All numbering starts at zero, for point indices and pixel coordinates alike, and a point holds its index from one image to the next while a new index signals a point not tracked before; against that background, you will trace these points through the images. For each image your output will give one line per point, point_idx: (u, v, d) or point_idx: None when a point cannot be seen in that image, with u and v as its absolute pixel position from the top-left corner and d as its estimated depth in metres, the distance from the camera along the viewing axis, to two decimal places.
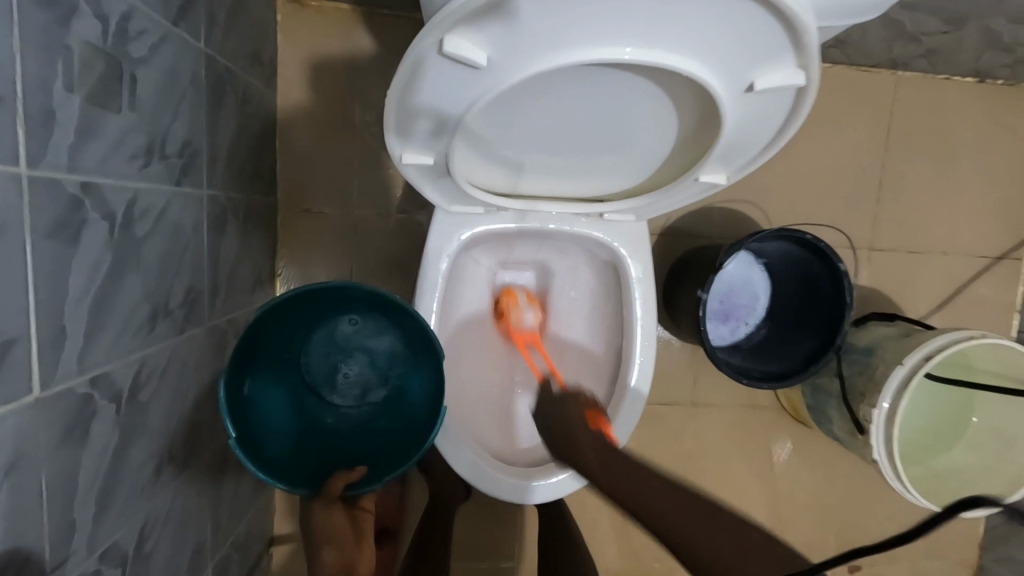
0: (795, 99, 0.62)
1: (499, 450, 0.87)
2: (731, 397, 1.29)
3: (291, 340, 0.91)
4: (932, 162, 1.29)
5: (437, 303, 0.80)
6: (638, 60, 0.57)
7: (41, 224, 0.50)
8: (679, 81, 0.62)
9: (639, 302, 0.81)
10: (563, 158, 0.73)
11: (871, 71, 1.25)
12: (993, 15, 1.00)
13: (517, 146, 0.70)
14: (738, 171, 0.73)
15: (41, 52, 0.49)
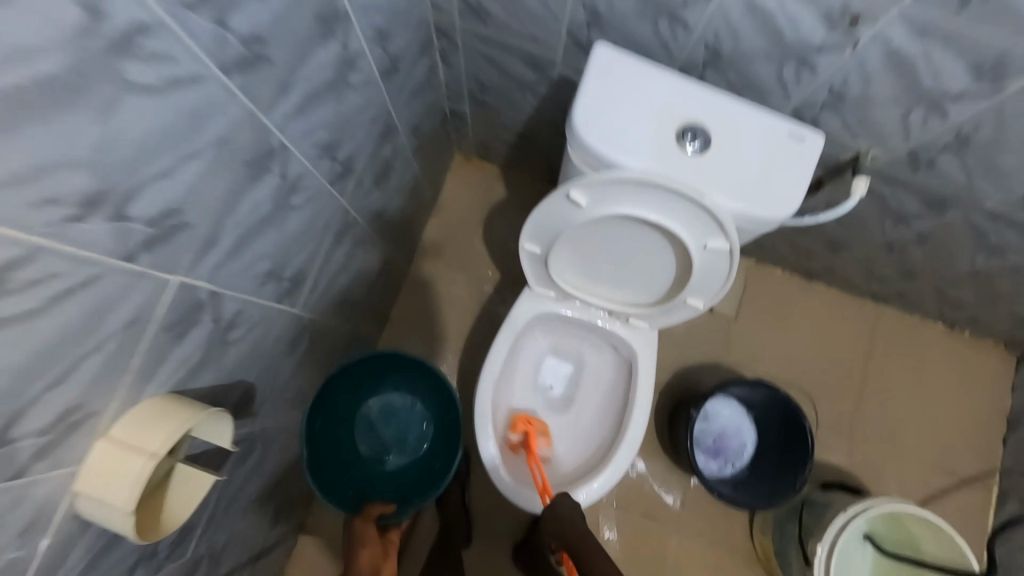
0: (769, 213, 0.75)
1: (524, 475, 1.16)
2: (710, 531, 1.47)
3: (364, 384, 1.20)
4: (906, 380, 1.59)
5: (505, 351, 1.16)
6: (625, 237, 0.89)
7: (335, 230, 0.96)
8: (656, 251, 0.90)
9: (643, 387, 1.15)
10: (599, 285, 1.04)
11: (858, 298, 1.63)
12: (938, 282, 1.38)
13: (568, 278, 1.04)
14: (713, 298, 0.92)
15: (370, 156, 1.00)
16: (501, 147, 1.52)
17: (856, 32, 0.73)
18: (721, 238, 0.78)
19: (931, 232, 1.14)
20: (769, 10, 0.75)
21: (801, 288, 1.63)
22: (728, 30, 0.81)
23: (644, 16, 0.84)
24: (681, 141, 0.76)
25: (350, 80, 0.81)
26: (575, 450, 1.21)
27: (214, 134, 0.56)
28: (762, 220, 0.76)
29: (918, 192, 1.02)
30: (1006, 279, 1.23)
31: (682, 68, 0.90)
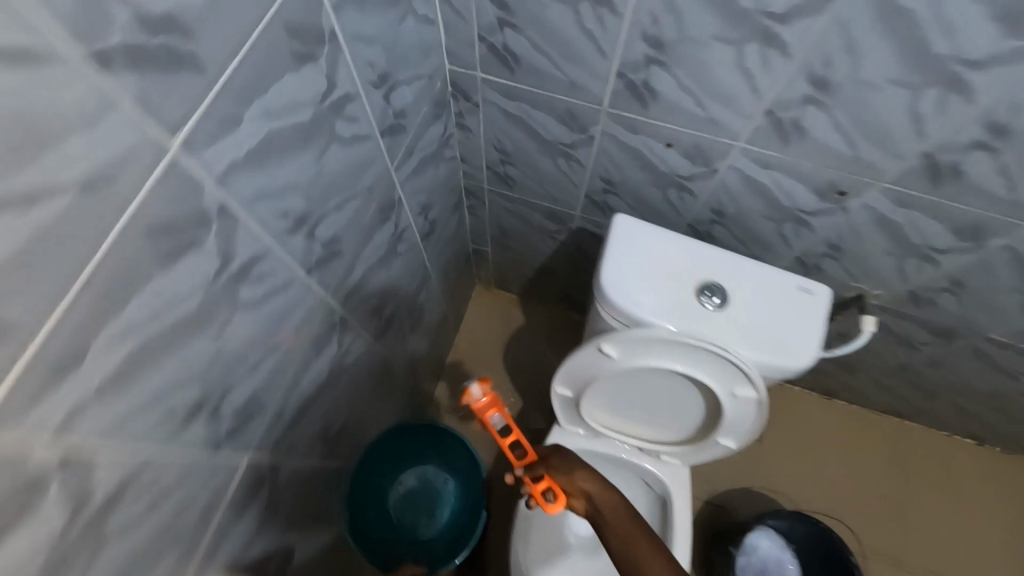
0: (789, 365, 0.81)
1: None
2: None
3: (389, 458, 1.06)
4: (944, 501, 1.54)
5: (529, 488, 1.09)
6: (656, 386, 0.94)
7: (374, 379, 1.01)
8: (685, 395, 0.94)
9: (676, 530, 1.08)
10: (629, 425, 1.07)
11: (881, 414, 1.62)
12: (958, 402, 1.38)
13: (599, 420, 1.07)
14: (744, 441, 0.95)
15: (407, 307, 1.08)
16: (520, 279, 1.61)
17: (846, 202, 0.83)
18: (747, 386, 0.82)
19: (943, 357, 1.18)
20: (766, 184, 0.86)
21: (822, 406, 1.63)
22: (730, 197, 0.92)
23: (654, 186, 0.95)
24: (701, 297, 0.83)
25: (396, 249, 0.90)
26: None
27: (293, 325, 0.63)
28: (784, 371, 0.81)
29: (923, 323, 1.08)
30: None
31: (690, 225, 1.01)
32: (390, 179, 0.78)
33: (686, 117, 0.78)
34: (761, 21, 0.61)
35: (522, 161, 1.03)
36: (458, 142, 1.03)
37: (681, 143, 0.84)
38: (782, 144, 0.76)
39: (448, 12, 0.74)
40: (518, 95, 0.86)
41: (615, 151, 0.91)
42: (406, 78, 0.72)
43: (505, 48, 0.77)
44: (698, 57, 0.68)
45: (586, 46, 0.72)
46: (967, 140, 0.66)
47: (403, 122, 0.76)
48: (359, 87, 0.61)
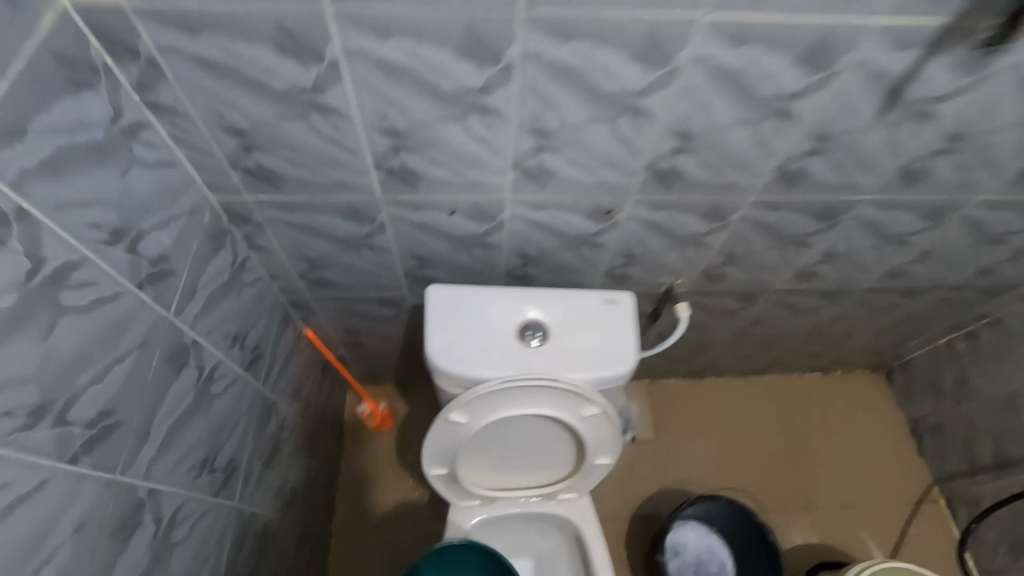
0: (617, 369, 0.88)
1: None
2: None
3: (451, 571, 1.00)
4: (820, 433, 1.74)
5: None
6: (526, 436, 0.94)
7: (232, 535, 0.91)
8: (554, 436, 0.96)
9: (597, 561, 1.08)
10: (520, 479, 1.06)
11: (747, 377, 1.81)
12: (792, 347, 1.58)
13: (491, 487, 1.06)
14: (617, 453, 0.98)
15: (254, 442, 1.00)
16: (389, 369, 1.57)
17: (614, 218, 0.94)
18: (587, 406, 0.88)
19: (757, 314, 1.36)
20: (548, 221, 0.95)
21: (700, 389, 1.79)
22: (526, 240, 1.00)
23: (459, 250, 1.01)
24: (525, 336, 0.87)
25: (212, 392, 0.84)
26: None
27: (69, 529, 0.55)
28: (616, 375, 0.88)
29: (727, 293, 1.23)
30: (834, 327, 1.46)
31: (508, 271, 1.08)
32: (174, 326, 0.74)
33: (451, 187, 0.85)
34: (468, 97, 0.69)
35: (330, 260, 1.03)
36: (260, 261, 1.01)
37: (461, 208, 0.90)
38: (540, 185, 0.85)
39: (188, 150, 0.74)
40: (296, 205, 0.87)
41: (410, 230, 0.95)
42: (157, 224, 0.70)
43: (261, 168, 0.79)
44: (435, 138, 0.75)
45: (334, 150, 0.76)
46: (670, 149, 0.79)
47: (169, 267, 0.73)
48: (88, 253, 0.58)
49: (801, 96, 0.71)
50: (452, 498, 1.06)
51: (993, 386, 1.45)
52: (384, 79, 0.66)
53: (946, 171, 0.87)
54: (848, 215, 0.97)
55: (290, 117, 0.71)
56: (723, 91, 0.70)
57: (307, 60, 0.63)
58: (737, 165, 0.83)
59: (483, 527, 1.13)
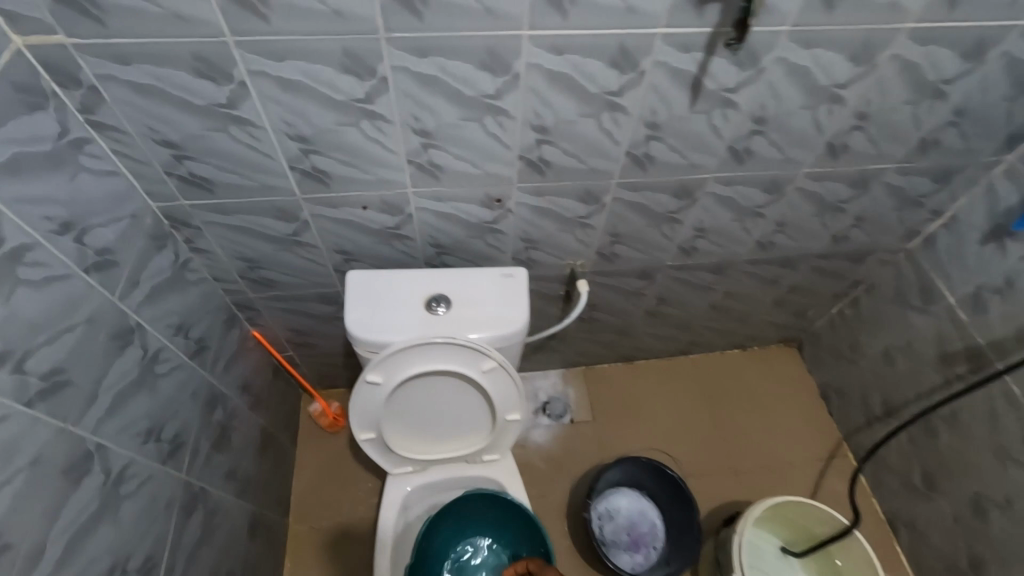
0: (511, 329, 1.03)
1: None
2: None
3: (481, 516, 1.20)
4: (743, 403, 1.88)
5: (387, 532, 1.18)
6: (441, 395, 1.09)
7: (181, 504, 1.02)
8: (467, 396, 1.10)
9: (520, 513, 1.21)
10: (446, 443, 1.20)
11: (674, 358, 1.96)
12: (705, 324, 1.76)
13: (422, 450, 1.19)
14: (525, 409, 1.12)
15: (201, 424, 1.12)
16: (339, 370, 1.69)
17: (505, 205, 1.11)
18: (487, 359, 1.02)
19: (661, 293, 1.53)
20: (450, 211, 1.11)
21: (631, 372, 1.93)
22: (436, 230, 1.16)
23: (379, 242, 1.17)
24: (430, 305, 1.02)
25: (157, 371, 0.97)
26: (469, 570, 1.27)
27: (24, 461, 0.67)
28: (510, 335, 1.03)
29: (627, 272, 1.41)
30: (734, 301, 1.64)
31: (426, 261, 1.24)
32: (119, 309, 0.87)
33: (359, 183, 1.01)
34: (357, 105, 0.86)
35: (266, 259, 1.17)
36: (203, 264, 1.15)
37: (372, 203, 1.06)
38: (434, 178, 1.03)
39: (130, 162, 0.89)
40: (228, 208, 1.02)
41: (332, 226, 1.11)
42: (102, 222, 0.84)
43: (194, 176, 0.94)
44: (337, 140, 0.92)
45: (254, 156, 0.93)
46: (533, 140, 0.97)
47: (114, 258, 0.87)
48: (40, 238, 0.72)
49: (623, 91, 0.90)
50: (387, 462, 1.19)
51: (874, 345, 1.62)
52: (286, 93, 0.83)
53: (765, 148, 1.07)
54: (701, 192, 1.16)
55: (213, 129, 0.87)
56: (560, 89, 0.88)
57: (219, 81, 0.80)
58: (592, 152, 1.01)
59: (418, 492, 1.25)
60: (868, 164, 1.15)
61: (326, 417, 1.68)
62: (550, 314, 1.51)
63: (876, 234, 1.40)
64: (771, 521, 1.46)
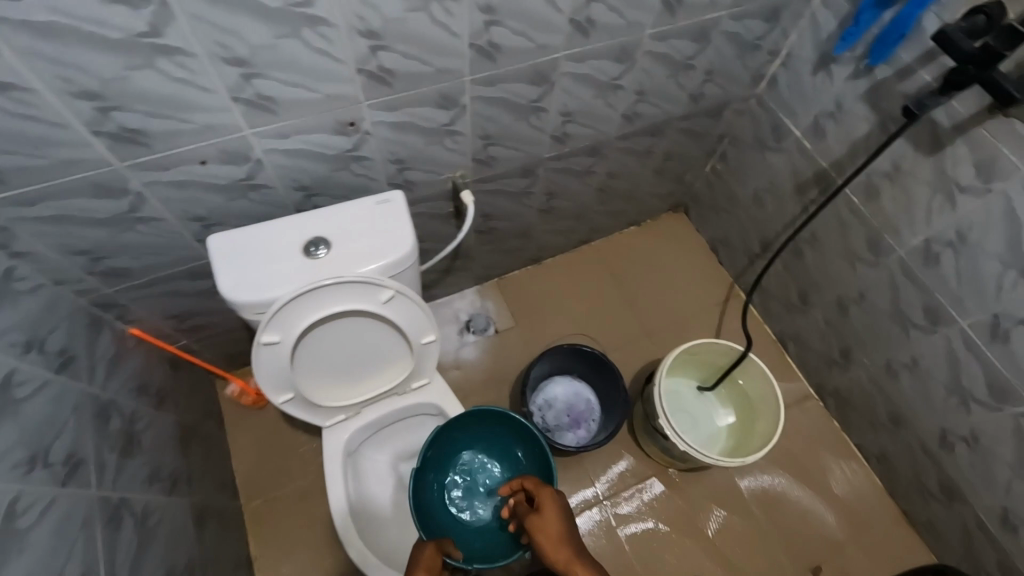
0: (399, 254, 1.00)
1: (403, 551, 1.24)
2: (605, 463, 1.69)
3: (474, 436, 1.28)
4: (646, 273, 2.02)
5: (340, 478, 1.20)
6: (348, 336, 1.06)
7: (103, 518, 0.96)
8: (375, 331, 1.08)
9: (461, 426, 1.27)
10: (371, 382, 1.20)
11: (578, 248, 2.04)
12: (597, 209, 1.83)
13: (348, 396, 1.19)
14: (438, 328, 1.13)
15: (98, 436, 1.03)
16: (247, 346, 1.60)
17: (360, 128, 1.04)
18: (383, 289, 1.00)
19: (548, 187, 1.55)
20: (302, 147, 1.03)
21: (541, 272, 1.99)
22: (295, 172, 1.07)
23: (236, 199, 1.06)
24: (309, 250, 0.97)
25: (14, 396, 0.86)
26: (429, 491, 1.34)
27: None
28: (401, 259, 1.01)
29: (509, 174, 1.40)
30: (618, 180, 1.70)
31: (296, 207, 1.15)
32: None
33: (185, 136, 0.90)
34: (144, 41, 0.75)
35: (110, 246, 1.04)
36: (33, 268, 1.00)
37: (210, 155, 0.95)
38: (271, 112, 0.93)
39: None
40: (36, 195, 0.88)
41: (173, 191, 0.99)
42: None
43: None
44: (136, 89, 0.80)
45: (41, 126, 0.79)
46: (366, 49, 0.90)
47: None
48: None
49: None
50: (317, 417, 1.18)
51: (744, 191, 1.77)
52: (46, 41, 0.70)
53: (606, 15, 1.06)
54: (557, 74, 1.15)
55: None
56: None
57: None
58: (433, 50, 0.95)
59: (359, 436, 1.26)
60: (704, 15, 1.19)
61: (248, 396, 1.63)
62: (445, 233, 1.49)
63: (726, 85, 1.48)
64: (683, 366, 1.63)
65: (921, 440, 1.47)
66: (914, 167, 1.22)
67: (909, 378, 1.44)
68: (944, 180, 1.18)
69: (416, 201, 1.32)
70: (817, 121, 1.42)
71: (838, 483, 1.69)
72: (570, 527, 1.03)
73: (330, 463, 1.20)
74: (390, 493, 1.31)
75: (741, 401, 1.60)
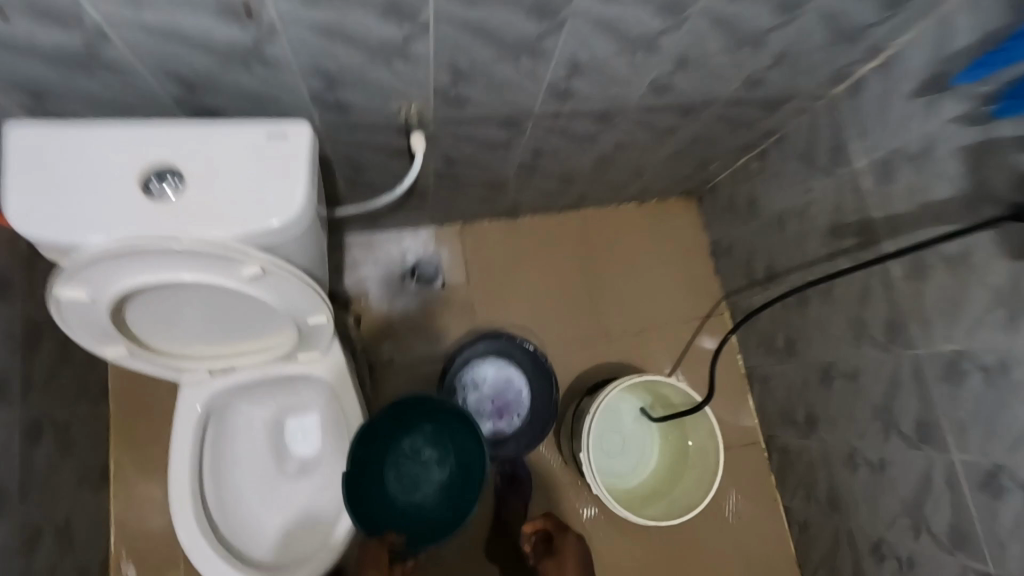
0: (275, 221, 0.73)
1: (256, 518, 1.13)
2: None
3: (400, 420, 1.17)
4: (629, 261, 1.75)
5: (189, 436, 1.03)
6: (207, 299, 0.82)
7: None
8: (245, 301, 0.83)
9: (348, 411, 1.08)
10: (245, 345, 0.97)
11: (563, 212, 1.74)
12: (594, 178, 1.51)
13: (215, 354, 0.97)
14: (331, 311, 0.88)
15: None
16: None
17: (260, 19, 0.71)
18: (246, 265, 0.74)
19: (537, 146, 1.23)
20: (167, 25, 0.70)
21: (513, 229, 1.71)
22: (162, 56, 0.75)
23: (74, 74, 0.75)
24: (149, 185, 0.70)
25: None
26: (303, 461, 1.21)
27: None
28: (278, 230, 0.74)
29: (485, 120, 1.07)
30: (626, 155, 1.37)
31: (172, 103, 0.84)
32: None
33: None
34: None
35: None
36: None
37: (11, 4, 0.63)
38: None
39: None
40: None
41: None
42: None
43: None
44: None
45: None
46: None
47: None
48: None
49: None
50: (173, 371, 0.97)
51: (770, 206, 1.46)
52: None
53: None
54: (570, 10, 0.79)
55: None
56: None
57: None
58: None
59: (229, 394, 1.09)
60: None
61: None
62: (392, 170, 1.18)
63: (795, 77, 1.12)
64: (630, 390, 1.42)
65: (852, 537, 1.33)
66: (983, 265, 0.94)
67: (868, 477, 1.26)
68: (1014, 294, 0.91)
69: (354, 127, 1.00)
70: (890, 158, 1.10)
71: (752, 537, 1.58)
72: (586, 567, 1.09)
73: (183, 418, 1.03)
74: (259, 454, 1.18)
75: (680, 442, 1.42)
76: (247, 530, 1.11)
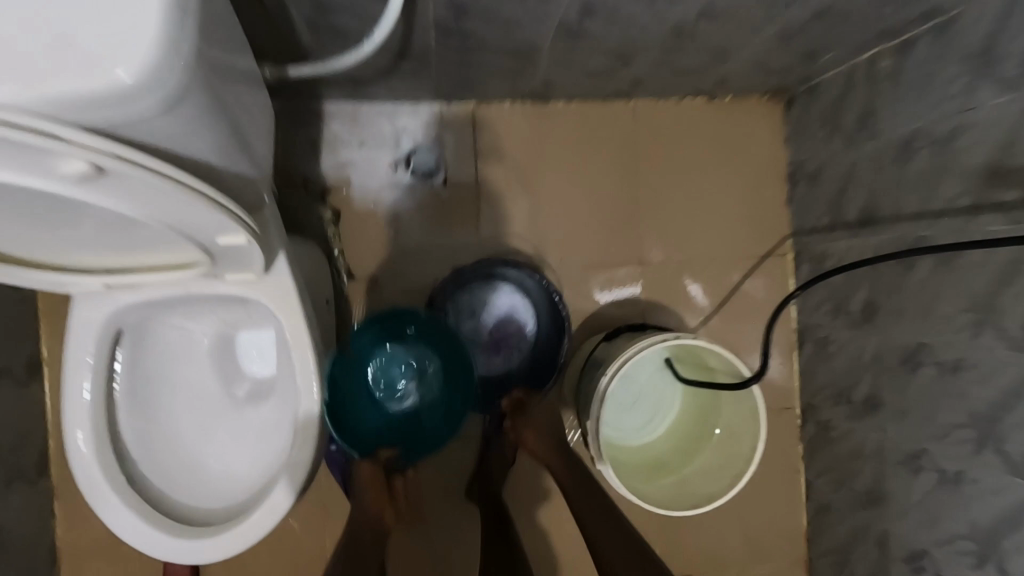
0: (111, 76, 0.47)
1: (190, 461, 0.92)
2: None
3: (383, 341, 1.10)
4: (680, 175, 1.38)
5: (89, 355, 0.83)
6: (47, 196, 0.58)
7: None
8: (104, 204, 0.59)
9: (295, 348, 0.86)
10: (146, 257, 0.74)
11: (607, 101, 1.35)
12: (657, 58, 1.10)
13: (108, 268, 0.75)
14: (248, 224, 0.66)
15: None
16: None
17: None
18: (66, 158, 0.50)
19: None
20: None
21: (539, 116, 1.33)
22: None
23: None
24: None
25: None
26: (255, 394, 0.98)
27: None
28: (124, 93, 0.48)
29: None
30: (712, 25, 0.95)
31: None
32: None
33: None
34: None
35: None
36: None
37: None
38: None
39: None
40: None
41: None
42: None
43: None
44: None
45: None
46: None
47: None
48: None
49: None
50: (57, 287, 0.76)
51: None
52: None
53: None
54: None
55: None
56: None
57: None
58: None
59: (144, 310, 0.85)
60: None
61: None
62: (371, 11, 0.80)
63: None
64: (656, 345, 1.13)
65: (891, 539, 1.14)
66: None
67: (931, 487, 1.04)
68: None
69: None
70: None
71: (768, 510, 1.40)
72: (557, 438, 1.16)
73: (81, 337, 0.82)
74: (198, 381, 0.95)
75: (708, 413, 1.16)
76: (177, 473, 0.91)
